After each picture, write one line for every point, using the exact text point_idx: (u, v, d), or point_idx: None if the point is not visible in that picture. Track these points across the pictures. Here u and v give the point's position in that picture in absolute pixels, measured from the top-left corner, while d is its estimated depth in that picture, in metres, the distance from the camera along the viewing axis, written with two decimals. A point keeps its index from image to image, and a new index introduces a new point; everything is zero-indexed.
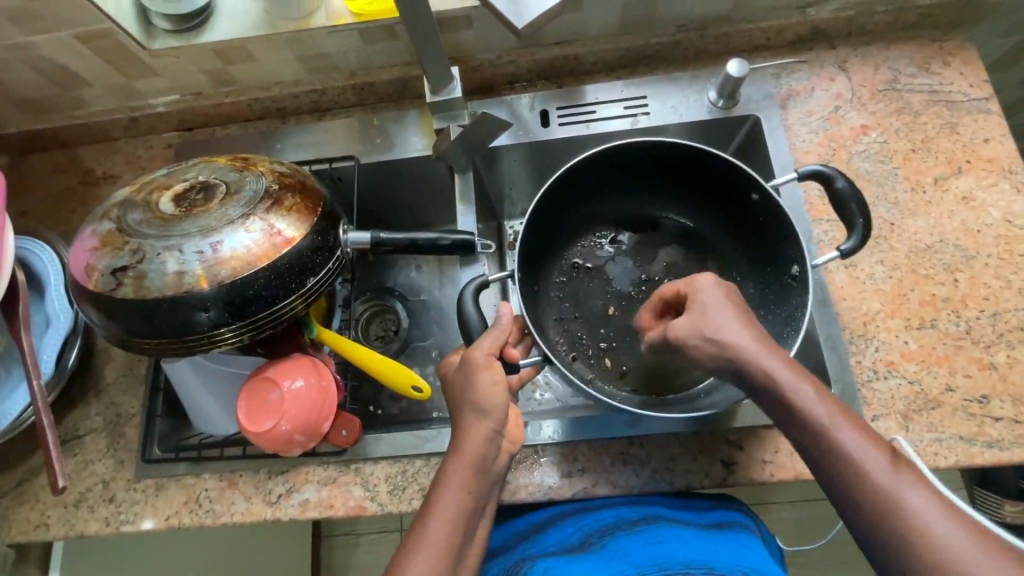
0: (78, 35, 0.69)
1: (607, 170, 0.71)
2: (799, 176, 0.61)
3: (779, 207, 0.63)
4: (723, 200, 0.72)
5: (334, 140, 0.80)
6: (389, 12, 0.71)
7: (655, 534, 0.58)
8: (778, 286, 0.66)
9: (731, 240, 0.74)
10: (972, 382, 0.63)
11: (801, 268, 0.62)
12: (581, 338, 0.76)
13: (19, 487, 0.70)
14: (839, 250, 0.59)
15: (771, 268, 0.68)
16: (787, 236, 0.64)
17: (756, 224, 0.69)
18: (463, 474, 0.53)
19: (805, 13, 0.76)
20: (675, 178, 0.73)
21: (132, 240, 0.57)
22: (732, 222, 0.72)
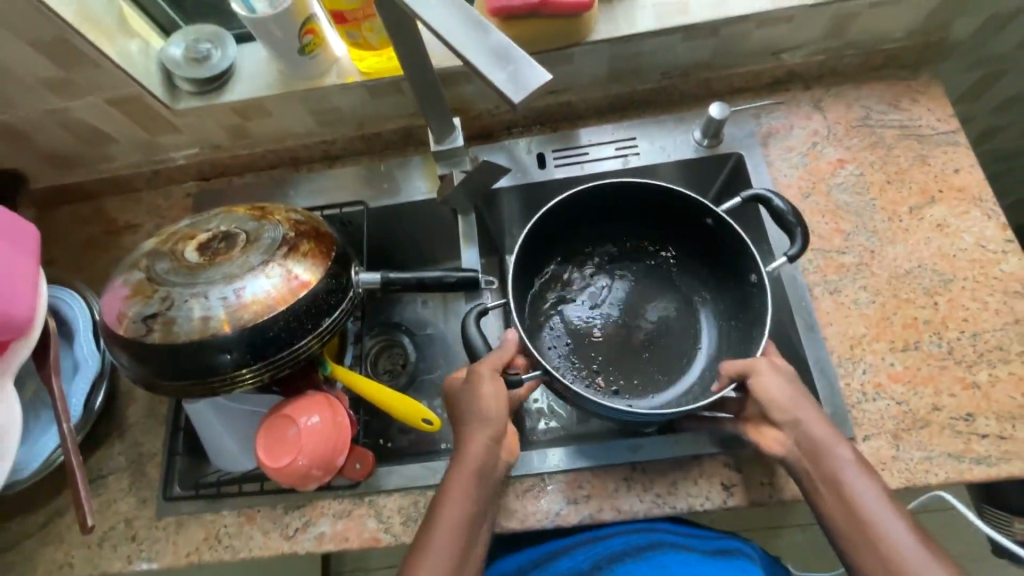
0: (109, 98, 0.76)
1: (601, 205, 0.76)
2: (742, 199, 0.70)
3: (749, 251, 0.68)
4: (696, 231, 0.76)
5: (343, 186, 0.85)
6: (395, 69, 0.77)
7: (661, 559, 0.64)
8: (750, 305, 0.71)
9: (702, 264, 0.78)
10: (958, 401, 0.66)
11: (757, 276, 0.67)
12: (577, 363, 0.78)
13: (45, 527, 0.73)
14: (787, 257, 0.66)
15: (738, 292, 0.73)
16: (749, 268, 0.69)
17: (724, 251, 0.73)
18: (463, 487, 0.57)
19: (779, 58, 0.82)
20: (649, 211, 0.77)
21: (161, 288, 0.61)
22: (702, 249, 0.77)
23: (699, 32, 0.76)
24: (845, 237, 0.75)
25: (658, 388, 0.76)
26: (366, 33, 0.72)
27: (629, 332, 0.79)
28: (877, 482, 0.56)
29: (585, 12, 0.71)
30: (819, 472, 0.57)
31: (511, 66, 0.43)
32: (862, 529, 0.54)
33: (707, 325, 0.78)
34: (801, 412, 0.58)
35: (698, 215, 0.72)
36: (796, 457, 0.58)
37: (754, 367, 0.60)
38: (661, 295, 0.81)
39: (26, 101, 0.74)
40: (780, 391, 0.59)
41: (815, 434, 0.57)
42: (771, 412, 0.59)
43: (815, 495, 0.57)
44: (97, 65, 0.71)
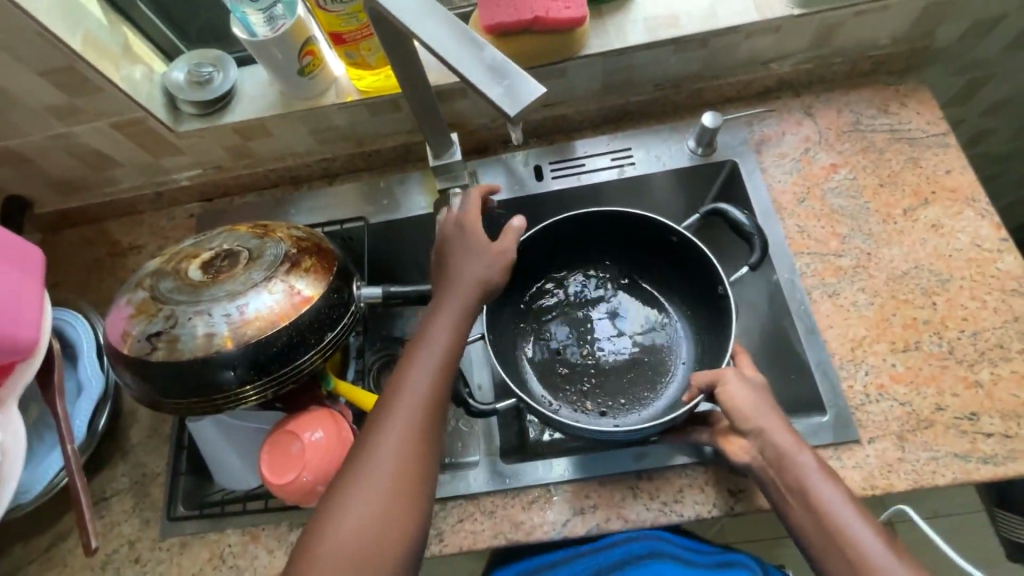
0: (113, 123, 0.77)
1: (579, 233, 0.77)
2: (700, 215, 0.73)
3: (711, 264, 0.69)
4: (665, 253, 0.77)
5: (343, 203, 0.87)
6: (393, 87, 0.79)
7: (659, 566, 0.67)
8: (719, 321, 0.72)
9: (678, 283, 0.79)
10: (961, 400, 0.66)
11: (723, 288, 0.69)
12: (564, 386, 0.78)
13: (47, 552, 0.72)
14: (749, 265, 0.69)
15: (708, 304, 0.74)
16: (715, 282, 0.71)
17: (694, 268, 0.74)
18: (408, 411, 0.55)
19: (769, 67, 0.83)
20: (628, 238, 0.77)
21: (166, 307, 0.61)
22: (677, 269, 0.77)
23: (688, 44, 0.78)
24: (841, 240, 0.76)
25: (644, 405, 0.76)
26: (365, 53, 0.74)
27: (613, 353, 0.79)
28: (842, 489, 0.55)
29: (576, 27, 0.73)
30: (786, 482, 0.57)
31: (506, 81, 0.44)
32: (831, 538, 0.53)
33: (686, 343, 0.79)
34: (766, 421, 0.59)
35: (662, 234, 0.73)
36: (761, 466, 0.58)
37: (720, 377, 0.61)
38: (641, 315, 0.82)
39: (32, 127, 0.75)
40: (747, 400, 0.60)
41: (779, 443, 0.57)
42: (735, 421, 0.60)
43: (784, 505, 0.57)
44: (101, 90, 0.72)
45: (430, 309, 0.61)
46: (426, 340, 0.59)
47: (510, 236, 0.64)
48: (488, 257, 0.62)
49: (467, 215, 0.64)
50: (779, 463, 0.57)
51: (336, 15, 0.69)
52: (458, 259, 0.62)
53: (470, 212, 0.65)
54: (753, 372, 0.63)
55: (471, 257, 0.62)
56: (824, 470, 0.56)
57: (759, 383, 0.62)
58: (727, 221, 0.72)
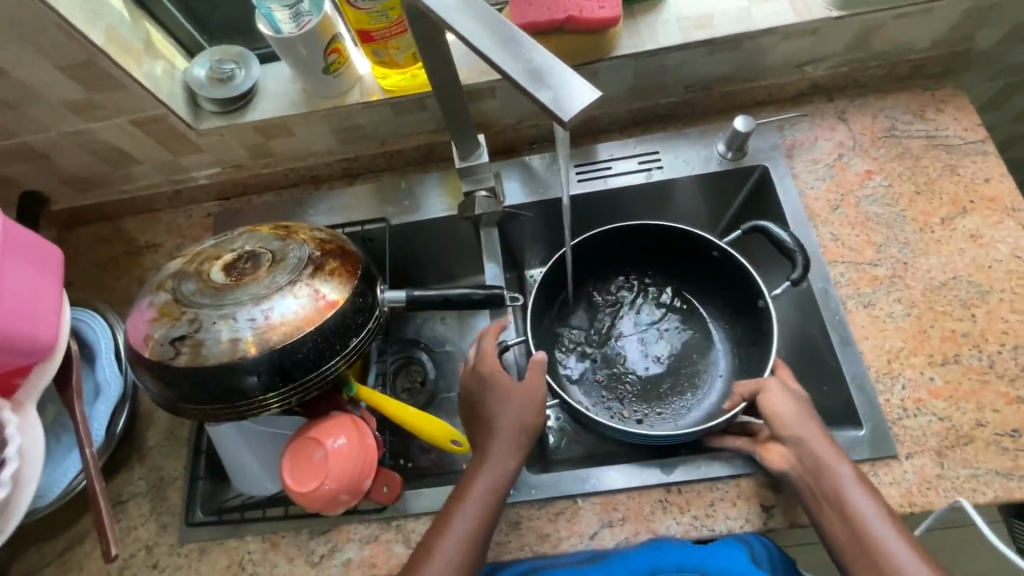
0: (134, 120, 0.75)
1: (617, 244, 0.77)
2: (742, 231, 0.73)
3: (748, 272, 0.70)
4: (703, 266, 0.77)
5: (362, 204, 0.85)
6: (421, 86, 0.77)
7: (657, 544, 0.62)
8: (760, 331, 0.72)
9: (718, 295, 0.78)
10: (1002, 417, 0.64)
11: (764, 301, 0.69)
12: (601, 391, 0.76)
13: (63, 555, 0.71)
14: (790, 280, 0.68)
15: (749, 314, 0.74)
16: (756, 295, 0.71)
17: (732, 280, 0.74)
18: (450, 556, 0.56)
19: (803, 70, 0.81)
20: (670, 250, 0.78)
21: (189, 310, 0.60)
22: (717, 280, 0.77)
23: (723, 46, 0.76)
24: (877, 249, 0.74)
25: (681, 416, 0.74)
26: (393, 51, 0.72)
27: (650, 363, 0.78)
28: (880, 503, 0.55)
29: (611, 26, 0.71)
30: (821, 490, 0.57)
31: (556, 85, 0.42)
32: (865, 549, 0.53)
33: (724, 360, 0.77)
34: (809, 432, 0.60)
35: (704, 248, 0.74)
36: (799, 474, 0.59)
37: (763, 386, 0.63)
38: (680, 327, 0.80)
39: (52, 123, 0.74)
40: (789, 409, 0.61)
41: (818, 452, 0.58)
42: (775, 428, 0.61)
43: (818, 514, 0.57)
44: (123, 87, 0.70)
45: (478, 459, 0.61)
46: (468, 496, 0.59)
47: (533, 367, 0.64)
48: (523, 398, 0.64)
49: (484, 361, 0.66)
50: (819, 473, 0.58)
51: (366, 12, 0.67)
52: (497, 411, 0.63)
53: (487, 354, 0.66)
54: (796, 387, 0.64)
55: (504, 407, 0.63)
56: (864, 482, 0.56)
57: (802, 395, 0.63)
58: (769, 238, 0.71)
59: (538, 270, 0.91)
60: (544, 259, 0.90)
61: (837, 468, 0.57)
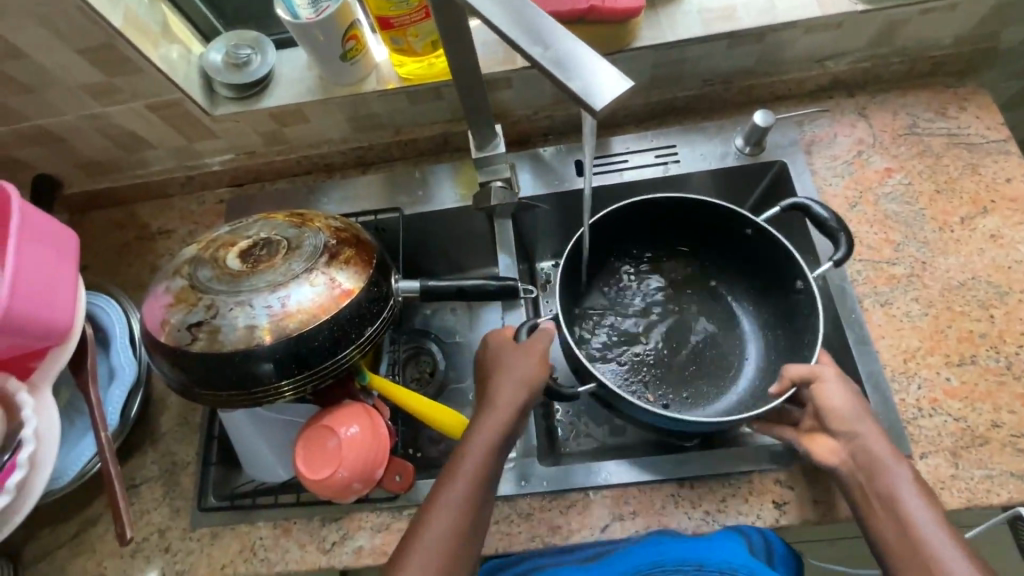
0: (149, 104, 0.75)
1: (641, 220, 0.76)
2: (781, 208, 0.69)
3: (786, 249, 0.68)
4: (729, 244, 0.76)
5: (375, 192, 0.84)
6: (439, 75, 0.76)
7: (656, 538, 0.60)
8: (797, 313, 0.71)
9: (743, 275, 0.78)
10: (1018, 418, 0.64)
11: (804, 282, 0.68)
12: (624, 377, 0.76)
13: (77, 537, 0.72)
14: (833, 261, 0.65)
15: (782, 294, 0.73)
16: (794, 274, 0.69)
17: (762, 258, 0.73)
18: (450, 521, 0.54)
19: (824, 65, 0.80)
20: (696, 227, 0.76)
21: (205, 296, 0.60)
22: (744, 259, 0.76)
23: (744, 39, 0.75)
24: (895, 248, 0.73)
25: (707, 401, 0.74)
26: (412, 38, 0.71)
27: (676, 347, 0.77)
28: (936, 508, 0.54)
29: (633, 17, 0.70)
30: (873, 489, 0.56)
31: (587, 73, 0.41)
32: (914, 550, 0.52)
33: (752, 342, 0.77)
34: (868, 431, 0.58)
35: (737, 226, 0.72)
36: (850, 471, 0.57)
37: (816, 375, 0.61)
38: (702, 308, 0.80)
39: (67, 106, 0.74)
40: (844, 402, 0.59)
41: (873, 450, 0.57)
42: (829, 422, 0.59)
43: (867, 513, 0.56)
44: (139, 70, 0.70)
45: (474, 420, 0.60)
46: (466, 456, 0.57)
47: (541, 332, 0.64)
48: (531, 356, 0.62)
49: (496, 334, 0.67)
50: (874, 471, 0.56)
51: None
52: (494, 376, 0.62)
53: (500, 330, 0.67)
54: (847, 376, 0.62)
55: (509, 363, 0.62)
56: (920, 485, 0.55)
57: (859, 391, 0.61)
58: (808, 216, 0.69)
59: (549, 262, 0.90)
60: (557, 251, 0.90)
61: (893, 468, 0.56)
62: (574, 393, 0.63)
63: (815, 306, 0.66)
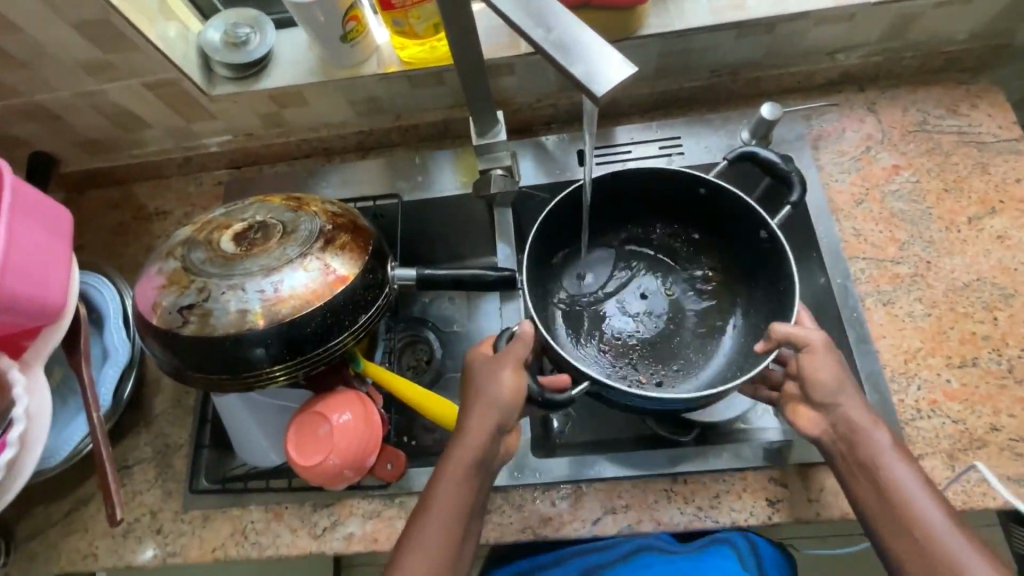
0: (146, 82, 0.74)
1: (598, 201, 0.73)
2: (727, 161, 0.70)
3: (749, 204, 0.66)
4: (687, 206, 0.74)
5: (375, 178, 0.83)
6: (442, 59, 0.75)
7: (647, 560, 0.66)
8: (767, 265, 0.69)
9: (706, 233, 0.76)
10: (1017, 421, 0.63)
11: (769, 232, 0.66)
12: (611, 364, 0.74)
13: (69, 516, 0.72)
14: (791, 205, 0.66)
15: (751, 252, 0.70)
16: (760, 226, 0.67)
17: (727, 217, 0.71)
18: (445, 516, 0.55)
19: (834, 58, 0.79)
20: (653, 198, 0.74)
21: (198, 279, 0.59)
22: (704, 218, 0.74)
23: (754, 29, 0.73)
24: (900, 246, 0.72)
25: (696, 370, 0.73)
26: (413, 20, 0.69)
27: (655, 319, 0.76)
28: (918, 472, 0.54)
29: (639, 4, 0.68)
30: (857, 459, 0.56)
31: (590, 58, 0.40)
32: (898, 516, 0.53)
33: (728, 297, 0.75)
34: (848, 400, 0.56)
35: (690, 187, 0.70)
36: (832, 441, 0.57)
37: (808, 344, 0.58)
38: (675, 274, 0.78)
39: (63, 83, 0.73)
40: (831, 374, 0.57)
41: (854, 419, 0.56)
42: (814, 393, 0.57)
43: (851, 482, 0.56)
44: (135, 48, 0.69)
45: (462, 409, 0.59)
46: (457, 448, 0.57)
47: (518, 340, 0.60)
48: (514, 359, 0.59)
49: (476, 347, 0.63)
50: (856, 440, 0.56)
51: None
52: (466, 404, 0.59)
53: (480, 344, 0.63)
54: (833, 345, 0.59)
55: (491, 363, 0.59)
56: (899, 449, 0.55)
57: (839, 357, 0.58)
58: (756, 163, 0.71)
59: None
60: None
61: (873, 436, 0.55)
62: (567, 398, 0.58)
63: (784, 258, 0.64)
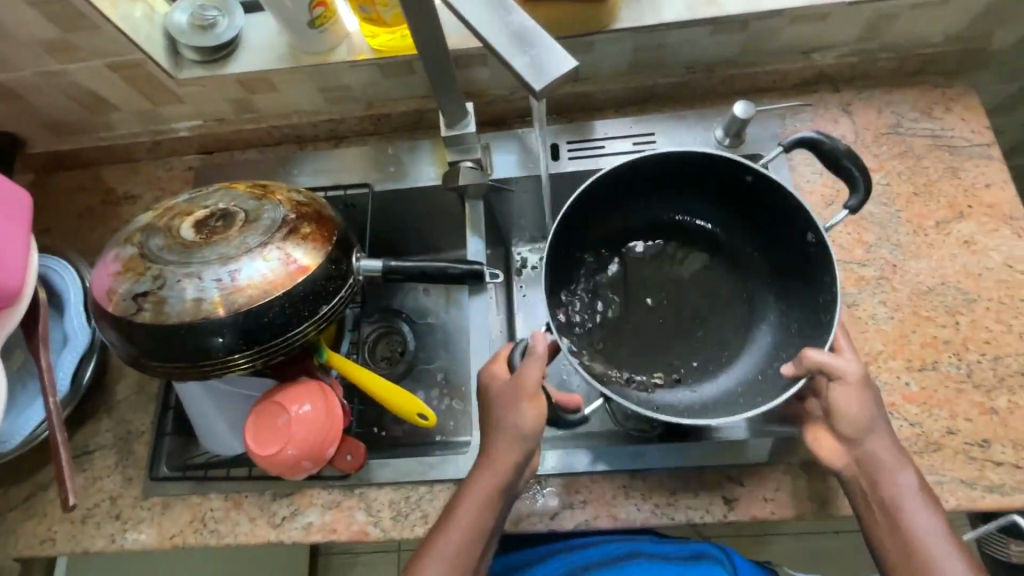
0: (110, 64, 0.73)
1: (633, 181, 0.69)
2: (783, 148, 0.62)
3: (796, 202, 0.62)
4: (727, 194, 0.69)
5: (349, 166, 0.82)
6: (410, 49, 0.74)
7: (636, 567, 0.66)
8: (807, 270, 0.65)
9: (743, 224, 0.71)
10: (973, 426, 0.64)
11: (816, 235, 0.62)
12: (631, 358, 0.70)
13: (27, 501, 0.71)
14: (846, 208, 0.61)
15: (794, 252, 0.66)
16: (806, 224, 0.63)
17: (767, 208, 0.67)
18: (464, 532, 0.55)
19: (810, 57, 0.78)
20: (691, 181, 0.69)
21: (155, 265, 0.59)
22: (743, 209, 0.70)
23: (728, 26, 0.72)
24: (867, 249, 0.72)
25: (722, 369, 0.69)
26: (380, 9, 0.68)
27: (682, 313, 0.72)
28: (937, 514, 0.54)
29: None
30: (877, 496, 0.55)
31: (534, 53, 0.39)
32: (912, 556, 0.53)
33: (762, 298, 0.71)
34: (877, 439, 0.55)
35: (734, 174, 0.65)
36: (855, 478, 0.56)
37: (842, 376, 0.55)
38: (703, 266, 0.74)
39: (24, 62, 0.71)
40: (860, 409, 0.54)
41: (879, 456, 0.55)
42: (840, 425, 0.55)
43: (869, 518, 0.56)
44: (96, 28, 0.67)
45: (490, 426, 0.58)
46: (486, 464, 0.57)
47: (533, 362, 0.57)
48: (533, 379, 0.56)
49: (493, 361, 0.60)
50: (880, 479, 0.55)
51: None
52: (490, 428, 0.58)
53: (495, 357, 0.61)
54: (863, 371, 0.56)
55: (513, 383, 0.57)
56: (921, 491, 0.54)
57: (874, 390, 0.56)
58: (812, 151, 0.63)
59: (525, 246, 0.89)
60: (533, 235, 0.88)
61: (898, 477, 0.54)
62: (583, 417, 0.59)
63: (829, 263, 0.60)
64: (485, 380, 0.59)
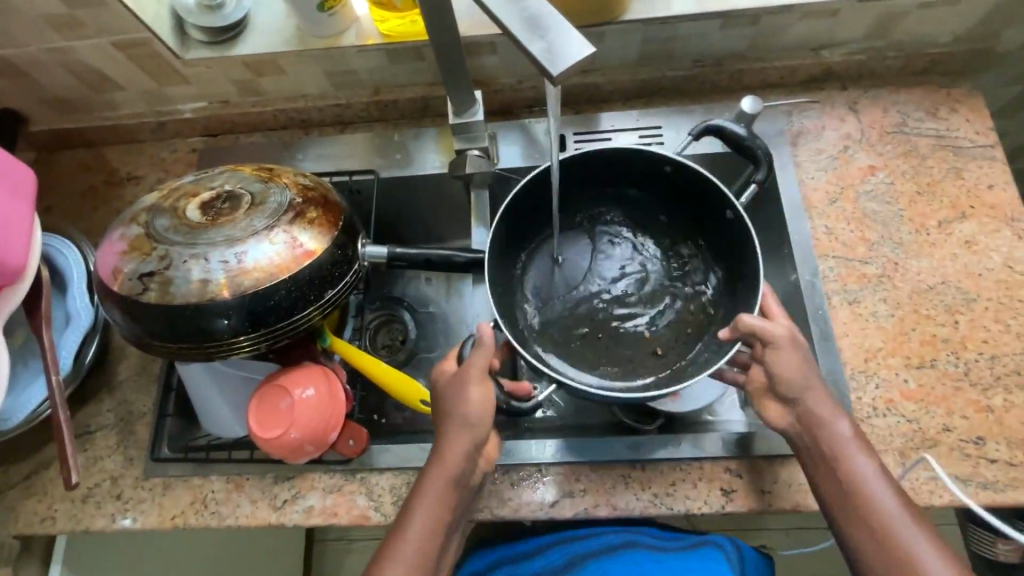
0: (115, 42, 0.72)
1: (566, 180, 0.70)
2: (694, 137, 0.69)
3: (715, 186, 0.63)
4: (655, 183, 0.71)
5: (354, 152, 0.82)
6: (419, 34, 0.73)
7: (634, 557, 0.68)
8: (735, 247, 0.66)
9: (677, 213, 0.72)
10: (969, 423, 0.64)
11: (734, 212, 0.63)
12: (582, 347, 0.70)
13: (28, 480, 0.71)
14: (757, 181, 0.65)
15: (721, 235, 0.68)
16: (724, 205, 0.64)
17: (692, 194, 0.68)
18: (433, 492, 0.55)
19: (819, 54, 0.78)
20: (619, 176, 0.71)
21: (160, 246, 0.58)
22: (672, 196, 0.71)
23: (737, 21, 0.72)
24: (869, 247, 0.73)
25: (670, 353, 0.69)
26: None
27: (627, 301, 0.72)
28: (879, 464, 0.55)
29: None
30: (820, 449, 0.56)
31: (550, 38, 0.39)
32: (856, 505, 0.54)
33: (706, 279, 0.71)
34: (813, 392, 0.57)
35: (657, 164, 0.67)
36: (798, 433, 0.57)
37: (772, 338, 0.57)
38: (645, 254, 0.74)
39: (28, 37, 0.70)
40: (793, 370, 0.56)
41: (817, 411, 0.56)
42: (778, 386, 0.57)
43: (813, 471, 0.57)
44: (103, 5, 0.66)
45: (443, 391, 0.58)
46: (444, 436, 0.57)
47: (478, 352, 0.58)
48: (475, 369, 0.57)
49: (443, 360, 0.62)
50: (819, 431, 0.56)
51: None
52: (439, 419, 0.58)
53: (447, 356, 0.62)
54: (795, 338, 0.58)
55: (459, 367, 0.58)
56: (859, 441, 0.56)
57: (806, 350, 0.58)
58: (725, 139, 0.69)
59: None
60: None
61: (836, 427, 0.56)
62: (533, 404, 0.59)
63: (747, 236, 0.62)
64: (434, 382, 0.60)
